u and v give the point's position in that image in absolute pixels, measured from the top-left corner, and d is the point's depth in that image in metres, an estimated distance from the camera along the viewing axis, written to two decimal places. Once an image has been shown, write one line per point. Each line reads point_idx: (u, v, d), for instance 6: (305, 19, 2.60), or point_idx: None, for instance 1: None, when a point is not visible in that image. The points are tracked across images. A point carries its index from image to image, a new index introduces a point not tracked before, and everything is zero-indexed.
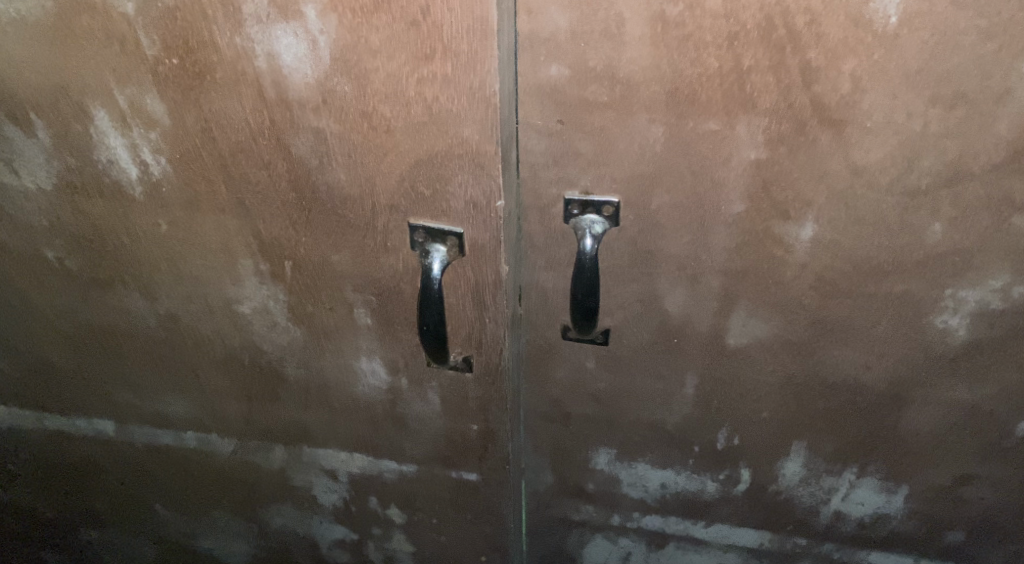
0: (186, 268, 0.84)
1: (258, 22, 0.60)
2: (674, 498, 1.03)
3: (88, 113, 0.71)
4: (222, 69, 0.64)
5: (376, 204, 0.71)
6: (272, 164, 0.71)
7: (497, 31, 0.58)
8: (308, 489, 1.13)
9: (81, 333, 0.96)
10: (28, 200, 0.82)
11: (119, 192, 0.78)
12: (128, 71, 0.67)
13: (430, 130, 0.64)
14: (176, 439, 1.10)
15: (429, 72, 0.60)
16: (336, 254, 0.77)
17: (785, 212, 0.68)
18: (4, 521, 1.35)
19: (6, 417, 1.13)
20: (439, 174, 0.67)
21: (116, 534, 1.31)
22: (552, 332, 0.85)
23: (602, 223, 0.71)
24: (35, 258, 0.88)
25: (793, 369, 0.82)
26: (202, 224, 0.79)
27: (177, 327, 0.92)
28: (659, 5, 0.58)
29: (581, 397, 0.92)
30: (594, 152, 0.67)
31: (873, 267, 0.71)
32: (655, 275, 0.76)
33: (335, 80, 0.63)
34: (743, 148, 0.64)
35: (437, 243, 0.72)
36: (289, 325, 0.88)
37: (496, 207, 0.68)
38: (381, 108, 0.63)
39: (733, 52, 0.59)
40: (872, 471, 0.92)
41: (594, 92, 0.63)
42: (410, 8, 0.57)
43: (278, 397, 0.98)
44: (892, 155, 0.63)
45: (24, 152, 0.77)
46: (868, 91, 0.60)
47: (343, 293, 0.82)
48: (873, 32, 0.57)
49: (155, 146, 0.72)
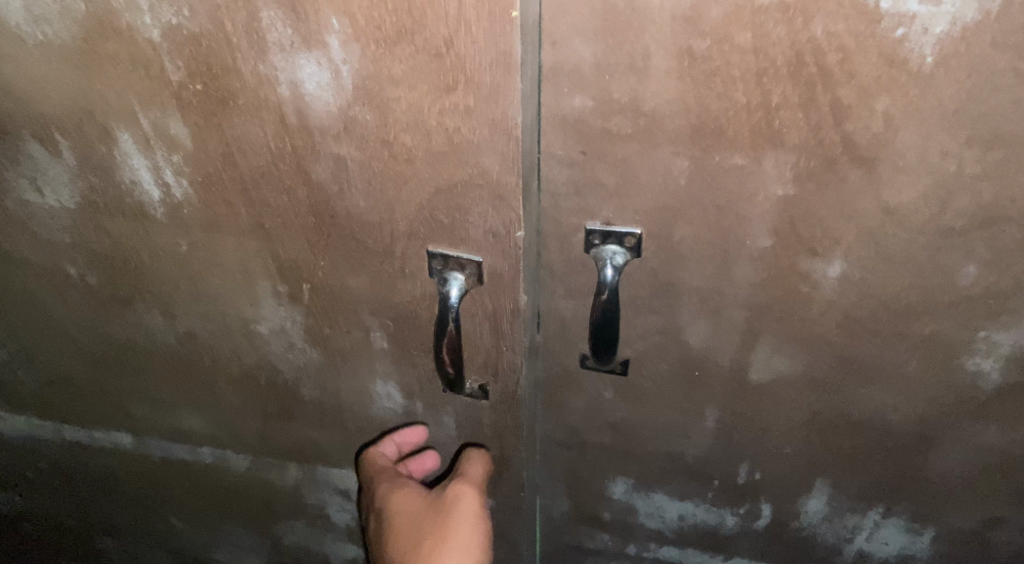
0: (205, 288, 0.84)
1: (281, 50, 0.60)
2: (692, 530, 1.01)
3: (113, 135, 0.72)
4: (244, 96, 0.64)
5: (395, 230, 0.71)
6: (293, 188, 0.70)
7: (520, 64, 0.57)
8: (321, 508, 1.13)
9: (100, 347, 0.97)
10: (51, 217, 0.82)
11: (141, 212, 0.78)
12: (152, 95, 0.67)
13: (450, 160, 0.63)
14: (192, 454, 1.10)
15: (451, 103, 0.60)
16: (354, 278, 0.77)
17: (812, 249, 0.66)
18: (21, 528, 1.36)
19: (25, 427, 1.14)
20: (459, 204, 0.66)
21: (131, 544, 1.31)
22: (569, 361, 0.83)
23: (624, 253, 0.70)
24: (58, 273, 0.88)
25: (818, 405, 0.80)
26: (222, 246, 0.79)
27: (195, 344, 0.92)
28: (686, 40, 0.56)
29: (598, 426, 0.90)
30: (616, 183, 0.66)
31: (902, 307, 0.69)
32: (677, 307, 0.74)
33: (357, 109, 0.62)
34: (770, 184, 0.63)
35: (455, 272, 0.72)
36: (306, 346, 0.88)
37: (514, 237, 0.67)
38: (402, 137, 0.63)
39: (761, 88, 0.57)
40: (898, 511, 0.89)
41: (618, 124, 0.62)
42: (434, 40, 0.56)
43: (293, 416, 0.98)
44: (925, 196, 0.61)
45: (49, 171, 0.77)
46: (901, 130, 0.58)
47: (360, 317, 0.81)
48: (907, 71, 0.55)
49: (178, 168, 0.73)
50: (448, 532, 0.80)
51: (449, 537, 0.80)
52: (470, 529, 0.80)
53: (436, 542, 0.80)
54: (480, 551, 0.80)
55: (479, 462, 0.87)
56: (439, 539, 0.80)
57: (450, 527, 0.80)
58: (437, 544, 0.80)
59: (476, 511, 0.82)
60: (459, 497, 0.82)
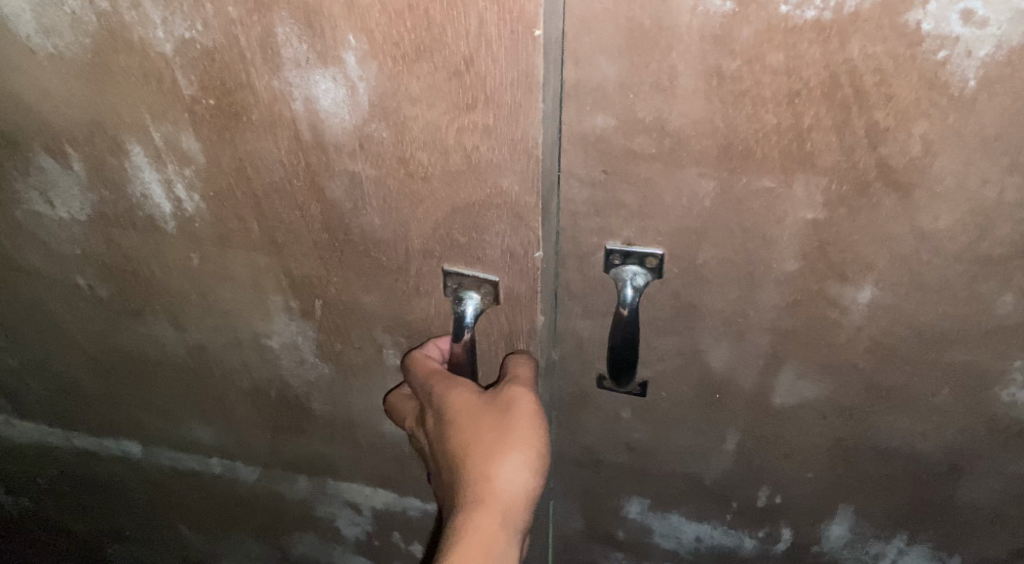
0: (216, 302, 0.83)
1: (296, 66, 0.59)
2: (708, 551, 0.99)
3: (124, 148, 0.70)
4: (257, 111, 0.63)
5: (410, 248, 0.69)
6: (306, 205, 0.69)
7: (542, 84, 0.55)
8: (331, 521, 1.11)
9: (110, 358, 0.95)
10: (61, 228, 0.81)
11: (152, 225, 0.77)
12: (164, 109, 0.66)
13: (468, 179, 0.61)
14: (201, 464, 1.08)
15: (470, 121, 0.58)
16: (367, 295, 0.75)
17: (842, 274, 0.64)
18: (30, 532, 1.35)
19: (34, 434, 1.13)
20: (476, 223, 0.64)
21: (140, 551, 1.30)
22: (586, 381, 0.81)
23: (644, 274, 0.68)
24: (68, 284, 0.87)
25: (844, 431, 0.78)
26: (233, 260, 0.77)
27: (205, 357, 0.91)
28: (715, 59, 0.54)
29: (614, 446, 0.88)
30: (638, 204, 0.63)
31: (936, 335, 0.66)
32: (698, 329, 0.72)
33: (373, 126, 0.60)
34: (799, 207, 0.60)
35: (470, 290, 0.70)
36: (317, 361, 0.86)
37: (533, 257, 0.65)
38: (418, 155, 0.61)
39: (793, 110, 0.55)
40: (923, 539, 0.87)
41: (642, 144, 0.60)
42: (454, 58, 0.55)
43: (303, 430, 0.97)
44: (963, 222, 0.59)
45: (59, 183, 0.76)
46: (940, 155, 0.56)
47: (372, 333, 0.79)
48: (948, 95, 0.53)
49: (189, 182, 0.71)
50: (508, 432, 0.63)
51: (509, 438, 0.63)
52: (533, 431, 0.63)
53: (495, 441, 0.63)
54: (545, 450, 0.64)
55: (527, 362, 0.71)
56: (499, 438, 0.63)
57: (510, 426, 0.63)
58: (497, 443, 0.63)
59: (538, 411, 0.65)
60: (517, 397, 0.65)
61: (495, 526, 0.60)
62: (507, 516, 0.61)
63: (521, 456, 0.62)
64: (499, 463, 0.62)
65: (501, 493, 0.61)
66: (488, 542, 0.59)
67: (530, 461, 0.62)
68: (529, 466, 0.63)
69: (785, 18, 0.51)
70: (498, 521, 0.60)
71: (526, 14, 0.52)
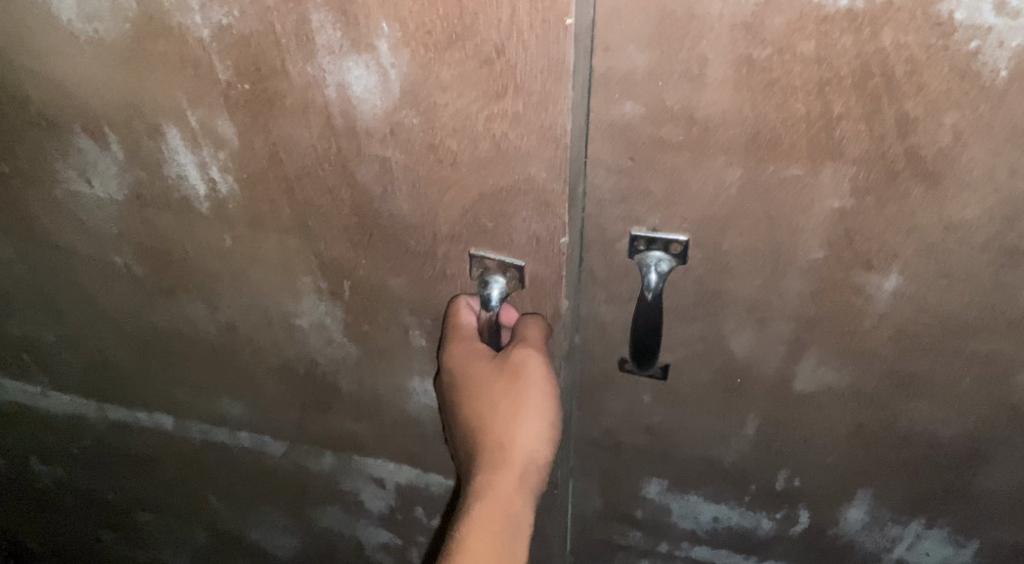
0: (247, 282, 0.85)
1: (330, 53, 0.59)
2: (726, 532, 1.00)
3: (161, 131, 0.72)
4: (290, 97, 0.64)
5: (437, 234, 0.70)
6: (336, 190, 0.70)
7: (572, 72, 0.55)
8: (355, 495, 1.14)
9: (145, 333, 0.98)
10: (99, 208, 0.83)
11: (187, 206, 0.79)
12: (200, 94, 0.67)
13: (496, 166, 0.62)
14: (231, 437, 1.11)
15: (500, 109, 0.58)
16: (394, 278, 0.77)
17: (867, 262, 0.64)
18: (65, 500, 1.39)
19: (70, 405, 1.16)
20: (503, 209, 0.65)
21: (170, 520, 1.34)
22: (608, 364, 0.82)
23: (668, 260, 0.68)
24: (105, 262, 0.89)
25: (865, 417, 0.78)
26: (264, 242, 0.79)
27: (236, 335, 0.93)
28: (745, 48, 0.54)
29: (635, 428, 0.89)
30: (664, 191, 0.64)
31: (959, 325, 0.67)
32: (721, 316, 0.72)
33: (404, 113, 0.61)
34: (827, 196, 0.61)
35: (496, 274, 0.70)
36: (345, 341, 0.88)
37: (558, 243, 0.66)
38: (448, 142, 0.62)
39: (823, 98, 0.55)
40: (941, 524, 0.88)
41: (669, 132, 0.60)
42: (484, 47, 0.55)
43: (330, 408, 0.99)
44: (991, 213, 0.59)
45: (98, 164, 0.78)
46: (970, 145, 0.56)
47: (399, 315, 0.81)
48: (979, 86, 0.53)
49: (223, 165, 0.72)
50: (522, 399, 0.66)
51: (523, 405, 0.66)
52: (545, 399, 0.66)
53: (509, 409, 0.66)
54: (556, 416, 0.67)
55: (537, 323, 0.71)
56: (513, 406, 0.66)
57: (522, 394, 0.66)
58: (511, 412, 0.66)
59: (549, 376, 0.67)
60: (528, 361, 0.67)
61: (511, 490, 0.63)
62: (523, 480, 0.64)
63: (535, 421, 0.66)
64: (514, 430, 0.65)
65: (516, 458, 0.64)
66: (506, 504, 0.63)
67: (540, 427, 0.66)
68: (543, 432, 0.66)
69: (818, 7, 0.51)
70: (514, 485, 0.64)
71: (558, 4, 0.52)
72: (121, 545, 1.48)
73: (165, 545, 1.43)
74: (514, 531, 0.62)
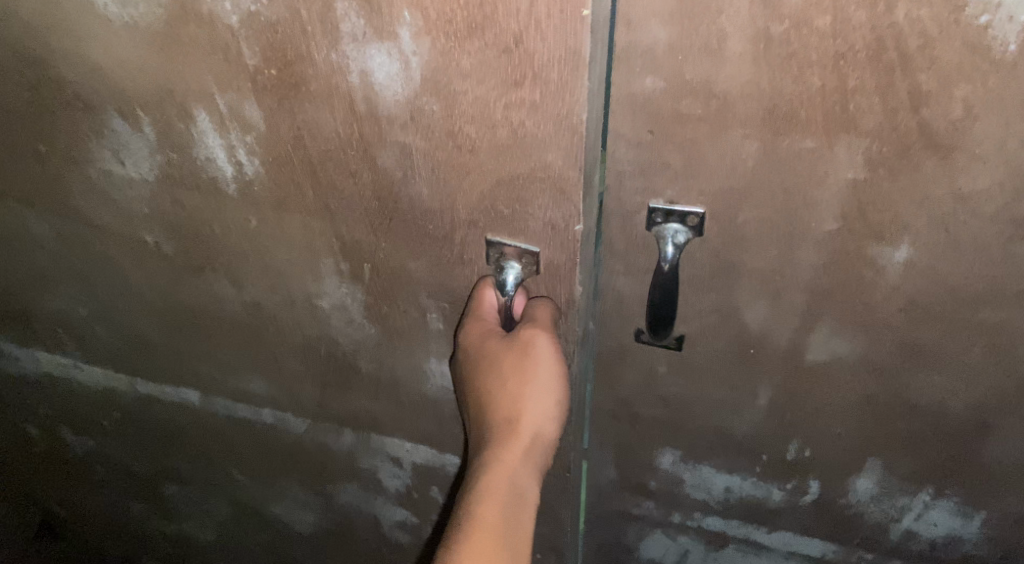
0: (272, 262, 0.87)
1: (353, 40, 0.62)
2: (738, 502, 1.03)
3: (191, 114, 0.74)
4: (316, 82, 0.66)
5: (456, 218, 0.72)
6: (359, 173, 0.72)
7: (588, 63, 0.57)
8: (374, 472, 1.17)
9: (173, 310, 1.01)
10: (131, 187, 0.86)
11: (215, 187, 0.81)
12: (229, 78, 0.69)
13: (513, 153, 0.64)
14: (254, 414, 1.15)
15: (517, 98, 0.60)
16: (413, 262, 0.79)
17: (879, 234, 0.66)
18: (95, 470, 1.44)
19: (101, 378, 1.20)
20: (520, 196, 0.67)
21: (196, 492, 1.38)
22: (624, 336, 0.84)
23: (685, 232, 0.71)
24: (136, 240, 0.92)
25: (875, 387, 0.80)
26: (289, 223, 0.81)
27: (260, 314, 0.96)
28: (763, 23, 0.56)
29: (650, 399, 0.91)
30: (682, 164, 0.66)
31: (969, 296, 0.68)
32: (736, 287, 0.74)
33: (425, 100, 0.63)
34: (841, 168, 0.62)
35: (511, 260, 0.73)
36: (365, 322, 0.90)
37: (572, 230, 0.68)
38: (466, 129, 0.64)
39: (838, 72, 0.57)
40: (949, 494, 0.90)
41: (688, 106, 0.62)
42: (504, 36, 0.57)
43: (350, 387, 1.02)
44: (1001, 184, 0.61)
45: (131, 145, 0.81)
46: (980, 118, 0.57)
47: (417, 297, 0.83)
48: (990, 59, 0.54)
49: (251, 148, 0.75)
50: (530, 375, 0.68)
51: (532, 381, 0.68)
52: (552, 374, 0.69)
53: (518, 384, 0.69)
54: (562, 392, 0.69)
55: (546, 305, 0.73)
56: (521, 381, 0.69)
57: (529, 370, 0.69)
58: (519, 387, 0.69)
59: (558, 355, 0.69)
60: (536, 339, 0.69)
61: (516, 463, 0.66)
62: (528, 453, 0.67)
63: (544, 398, 0.68)
64: (523, 405, 0.68)
65: (525, 432, 0.67)
66: (511, 476, 0.65)
67: (547, 402, 0.68)
68: (551, 407, 0.69)
69: None
70: (519, 458, 0.66)
71: None
72: (148, 515, 1.52)
73: (190, 517, 1.47)
74: (519, 503, 0.65)
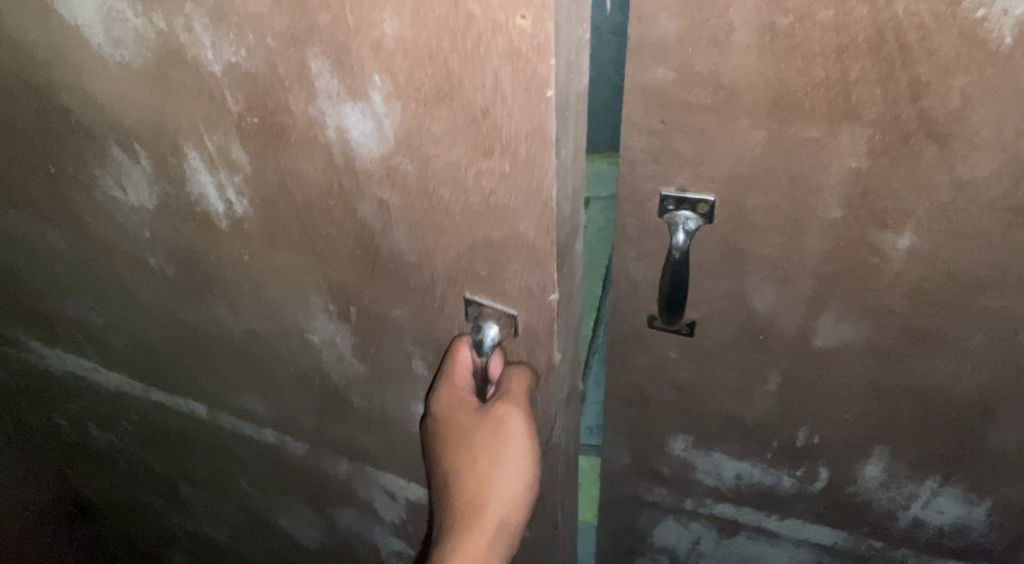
0: (267, 294, 0.87)
1: (329, 97, 0.62)
2: (749, 489, 1.05)
3: (182, 152, 0.76)
4: (297, 132, 0.67)
5: (435, 272, 0.71)
6: (341, 220, 0.72)
7: (556, 140, 0.57)
8: (371, 502, 1.16)
9: (177, 329, 1.03)
10: (133, 213, 0.88)
11: (208, 221, 0.82)
12: (216, 120, 0.70)
13: (488, 218, 0.63)
14: (256, 432, 1.15)
15: (488, 166, 0.60)
16: (397, 308, 0.78)
17: (883, 221, 0.69)
18: (120, 464, 1.49)
19: (119, 382, 1.23)
20: (497, 259, 0.66)
21: (210, 494, 1.42)
22: (637, 321, 0.87)
23: (696, 219, 0.74)
24: (140, 261, 0.95)
25: (881, 374, 0.83)
26: (279, 260, 0.81)
27: (257, 341, 0.96)
28: (769, 16, 0.59)
29: (662, 384, 0.94)
30: (693, 152, 0.69)
31: (971, 281, 0.71)
32: (745, 274, 0.77)
33: (399, 159, 0.63)
34: (845, 156, 0.65)
35: (490, 320, 0.71)
36: (354, 359, 0.89)
37: (548, 299, 0.67)
38: (441, 191, 0.64)
39: (840, 63, 0.60)
40: (955, 481, 0.92)
41: (698, 96, 0.65)
42: (471, 107, 0.57)
43: (344, 419, 1.00)
44: (999, 172, 0.63)
45: (131, 174, 0.83)
46: (978, 107, 0.60)
47: (403, 343, 0.81)
48: (986, 51, 0.57)
49: (239, 188, 0.76)
50: (501, 456, 0.68)
51: (502, 463, 0.68)
52: (522, 457, 0.69)
53: (488, 466, 0.69)
54: (532, 474, 0.69)
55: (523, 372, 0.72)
56: (491, 463, 0.68)
57: (500, 451, 0.68)
58: (489, 468, 0.69)
59: (529, 436, 0.69)
60: (508, 418, 0.69)
61: (482, 548, 0.66)
62: (495, 538, 0.67)
63: (513, 480, 0.68)
64: (492, 488, 0.68)
65: (491, 516, 0.68)
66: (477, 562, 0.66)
67: (516, 485, 0.68)
68: (519, 490, 0.69)
69: None
70: (486, 543, 0.67)
71: (539, 76, 0.53)
72: (167, 511, 1.57)
73: (206, 517, 1.51)
74: None
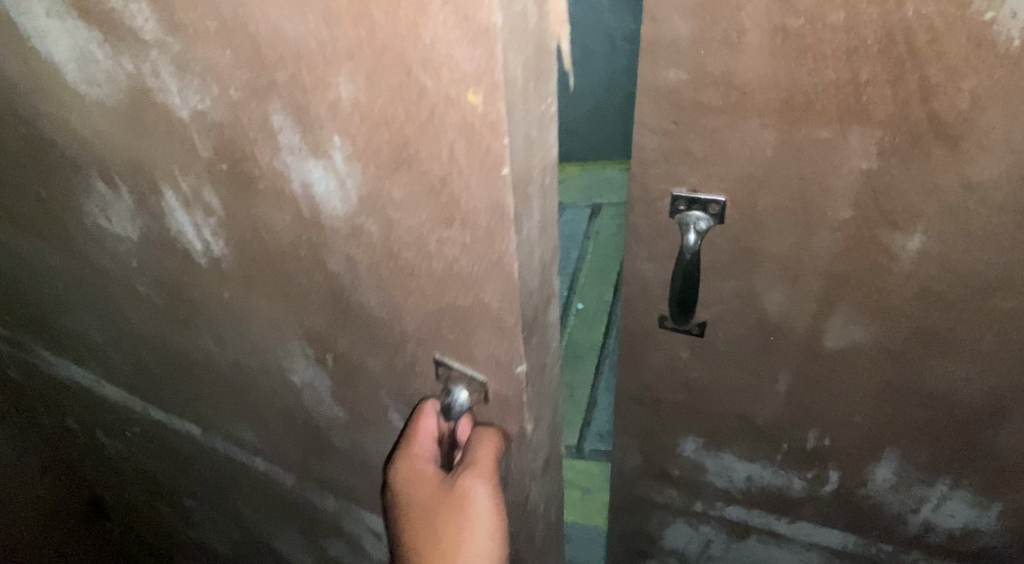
0: (247, 331, 0.86)
1: (293, 153, 0.60)
2: (759, 491, 1.05)
3: (160, 190, 0.76)
4: (264, 183, 0.65)
5: (404, 331, 0.68)
6: (313, 270, 0.70)
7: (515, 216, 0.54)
8: (359, 536, 1.14)
9: (168, 355, 1.03)
10: (119, 242, 0.88)
11: (190, 258, 0.82)
12: (189, 164, 0.70)
13: (452, 285, 0.60)
14: (248, 458, 1.15)
15: (448, 236, 0.57)
16: (370, 360, 0.75)
17: (892, 221, 0.69)
18: (129, 471, 1.51)
19: (122, 396, 1.24)
20: (464, 326, 0.63)
21: (212, 510, 1.42)
22: (648, 320, 0.88)
23: (707, 220, 0.74)
24: (130, 289, 0.94)
25: (892, 376, 0.83)
26: (257, 300, 0.80)
27: (243, 374, 0.95)
28: (780, 18, 0.60)
29: (672, 384, 0.95)
30: (704, 152, 0.70)
31: (981, 283, 0.71)
32: (757, 274, 0.78)
33: (363, 219, 0.61)
34: (855, 157, 0.66)
35: (461, 386, 0.68)
36: (333, 404, 0.87)
37: (515, 369, 0.63)
38: (405, 254, 0.61)
39: (851, 64, 0.60)
40: (965, 485, 0.92)
41: (709, 96, 0.66)
42: (429, 176, 0.54)
43: (328, 456, 0.99)
44: (1008, 174, 0.63)
45: (114, 206, 0.83)
46: (987, 109, 0.60)
47: (377, 395, 0.79)
48: (995, 53, 0.58)
49: (215, 230, 0.75)
50: (467, 534, 0.67)
51: (469, 540, 0.67)
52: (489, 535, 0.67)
53: (455, 543, 0.67)
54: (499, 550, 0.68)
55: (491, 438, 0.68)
56: (458, 540, 0.67)
57: (466, 529, 0.67)
58: (455, 545, 0.67)
59: (496, 513, 0.67)
60: (474, 496, 0.67)
61: None
62: None
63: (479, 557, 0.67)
64: None
65: None
66: None
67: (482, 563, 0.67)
68: None
69: None
70: None
71: (493, 154, 0.50)
72: (174, 519, 1.59)
73: (209, 530, 1.52)
74: None
